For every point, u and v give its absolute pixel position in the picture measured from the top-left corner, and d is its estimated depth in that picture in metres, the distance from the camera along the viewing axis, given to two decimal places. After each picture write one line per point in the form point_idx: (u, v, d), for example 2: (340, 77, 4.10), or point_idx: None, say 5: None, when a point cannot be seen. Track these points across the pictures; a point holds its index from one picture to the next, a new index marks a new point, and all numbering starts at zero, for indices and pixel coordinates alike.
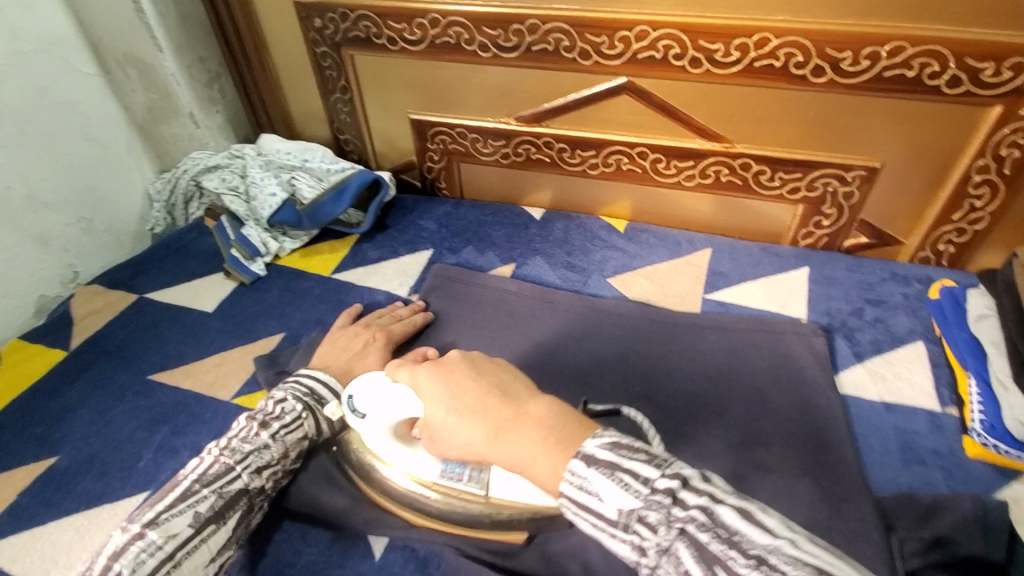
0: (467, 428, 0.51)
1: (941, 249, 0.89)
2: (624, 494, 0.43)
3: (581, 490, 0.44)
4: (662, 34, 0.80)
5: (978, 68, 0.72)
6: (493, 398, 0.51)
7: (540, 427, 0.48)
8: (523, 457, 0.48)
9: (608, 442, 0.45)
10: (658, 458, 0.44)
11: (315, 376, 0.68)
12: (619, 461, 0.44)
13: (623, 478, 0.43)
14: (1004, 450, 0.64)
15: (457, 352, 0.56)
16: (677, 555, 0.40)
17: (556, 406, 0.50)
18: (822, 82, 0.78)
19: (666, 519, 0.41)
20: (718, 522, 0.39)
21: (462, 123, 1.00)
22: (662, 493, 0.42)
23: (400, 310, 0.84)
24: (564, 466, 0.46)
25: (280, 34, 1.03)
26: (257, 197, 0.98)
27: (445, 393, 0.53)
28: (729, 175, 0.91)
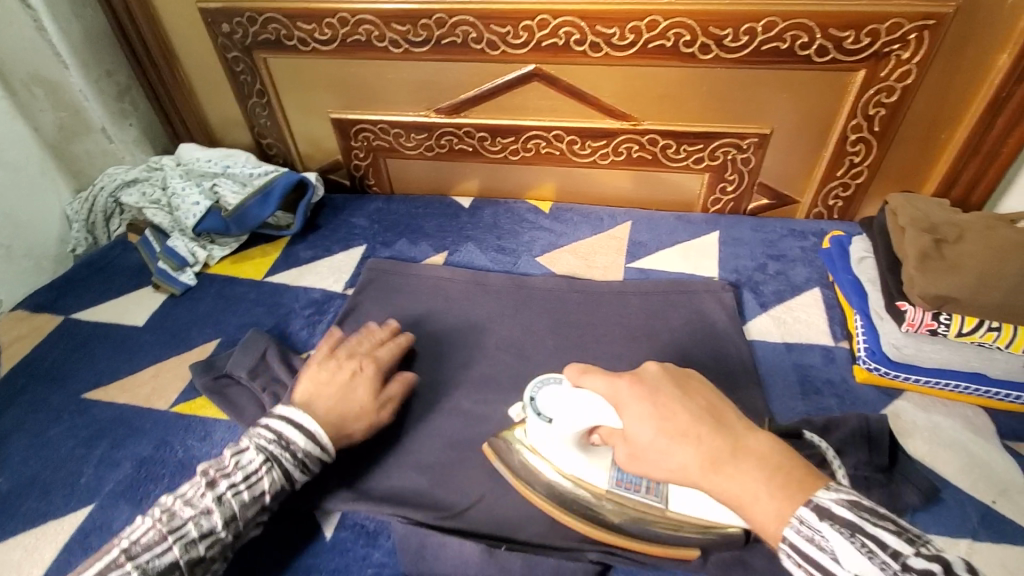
0: (684, 454, 0.48)
1: (831, 203, 0.98)
2: (867, 561, 0.41)
3: (808, 543, 0.42)
4: (562, 22, 0.84)
5: (840, 37, 0.80)
6: (706, 424, 0.49)
7: (768, 469, 0.46)
8: (744, 495, 0.46)
9: (849, 499, 0.43)
10: (908, 533, 0.41)
11: (286, 422, 0.63)
12: (860, 524, 0.42)
13: (866, 544, 0.41)
14: (884, 372, 0.73)
15: (653, 366, 0.54)
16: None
17: (776, 445, 0.48)
18: (709, 59, 0.85)
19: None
20: None
21: (384, 119, 1.02)
22: (916, 574, 0.39)
23: (378, 333, 0.77)
24: (794, 513, 0.44)
25: (189, 42, 1.02)
26: (180, 207, 0.97)
27: (652, 411, 0.50)
28: (639, 151, 0.97)
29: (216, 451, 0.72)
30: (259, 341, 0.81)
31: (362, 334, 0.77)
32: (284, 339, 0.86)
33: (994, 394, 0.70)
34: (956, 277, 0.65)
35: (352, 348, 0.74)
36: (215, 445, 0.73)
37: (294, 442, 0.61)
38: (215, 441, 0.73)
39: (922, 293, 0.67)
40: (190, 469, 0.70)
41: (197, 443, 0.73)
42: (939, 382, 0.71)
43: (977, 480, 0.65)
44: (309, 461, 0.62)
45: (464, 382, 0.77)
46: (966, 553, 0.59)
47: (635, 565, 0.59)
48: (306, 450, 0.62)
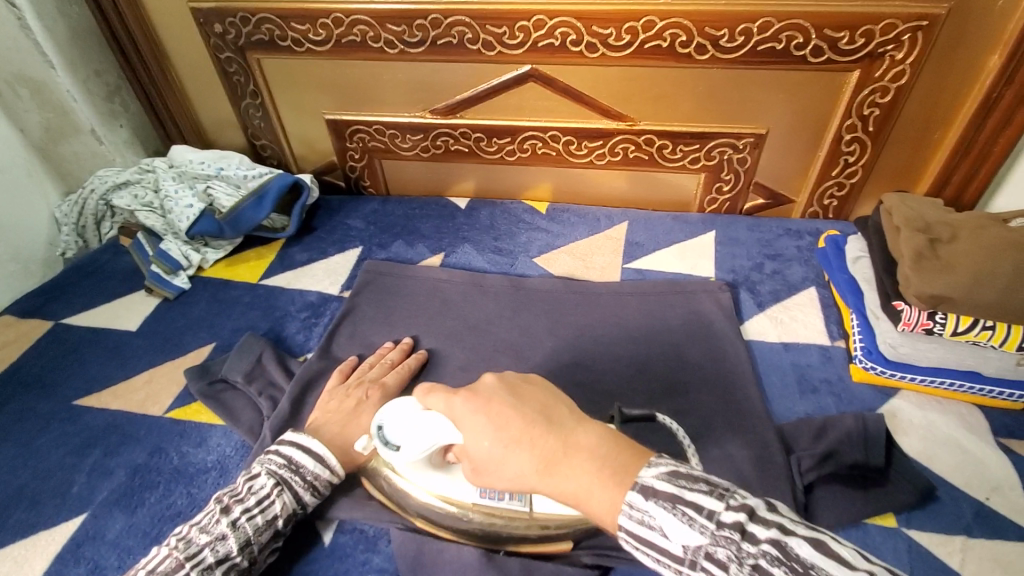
0: (520, 462, 0.46)
1: (826, 203, 0.98)
2: (691, 530, 0.41)
3: (645, 525, 0.42)
4: (559, 22, 0.84)
5: (835, 37, 0.80)
6: (537, 428, 0.47)
7: (596, 460, 0.45)
8: (582, 492, 0.45)
9: (664, 472, 0.44)
10: (720, 488, 0.42)
11: (295, 447, 0.62)
12: (680, 495, 0.42)
13: (686, 512, 0.41)
14: (880, 371, 0.73)
15: (490, 376, 0.52)
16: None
17: (604, 434, 0.47)
18: (705, 59, 0.85)
19: (735, 554, 0.38)
20: (794, 557, 0.37)
21: (379, 119, 1.01)
22: (729, 527, 0.40)
23: (391, 355, 0.77)
24: (624, 499, 0.43)
25: (181, 42, 1.00)
26: (174, 210, 0.96)
27: (488, 423, 0.48)
28: (636, 151, 0.97)
29: (212, 457, 0.71)
30: (256, 345, 0.81)
31: (377, 360, 0.77)
32: (280, 342, 0.85)
33: (989, 392, 0.71)
34: (951, 277, 0.66)
35: (364, 374, 0.74)
36: (211, 451, 0.72)
37: (305, 466, 0.61)
38: (211, 447, 0.72)
39: (917, 293, 0.67)
40: (186, 475, 0.70)
41: (193, 449, 0.72)
42: (935, 381, 0.72)
43: (970, 479, 0.66)
44: (320, 484, 0.61)
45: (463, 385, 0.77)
46: (960, 551, 0.60)
47: (632, 566, 0.59)
48: (316, 473, 0.61)
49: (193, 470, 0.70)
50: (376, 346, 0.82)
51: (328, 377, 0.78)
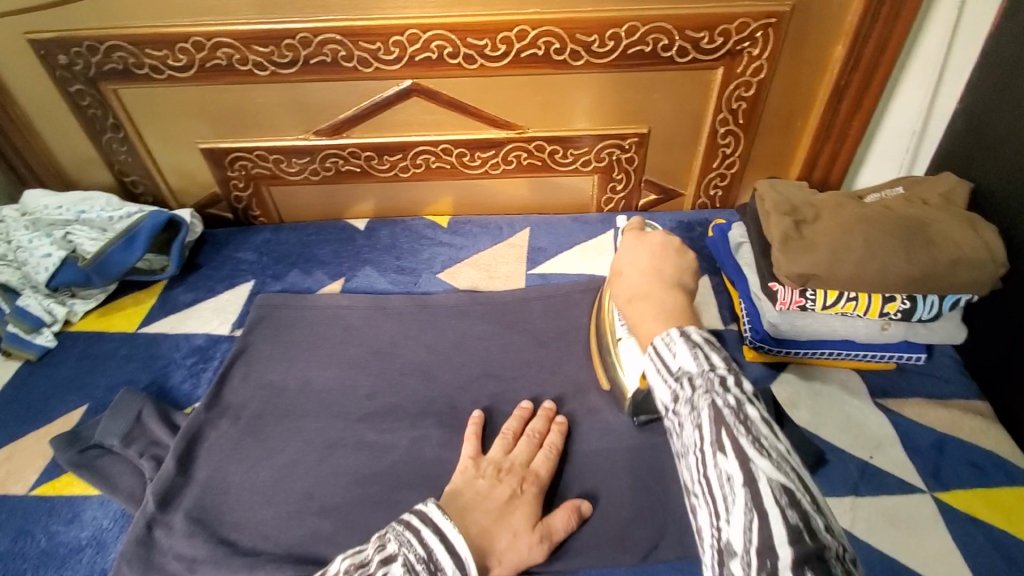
0: (627, 284, 0.59)
1: (712, 194, 1.04)
2: (692, 359, 0.45)
3: (662, 347, 0.48)
4: (432, 35, 0.83)
5: (697, 37, 0.84)
6: (650, 274, 0.58)
7: (663, 307, 0.53)
8: (640, 319, 0.54)
9: (705, 333, 0.47)
10: (731, 356, 0.45)
11: (439, 540, 0.52)
12: (702, 342, 0.46)
13: (698, 352, 0.46)
14: (769, 350, 0.77)
15: (663, 234, 0.63)
16: (698, 411, 0.43)
17: (683, 305, 0.54)
18: (580, 64, 0.87)
19: (707, 388, 0.43)
20: (745, 418, 0.41)
21: (260, 145, 0.96)
22: (718, 376, 0.43)
23: (535, 425, 0.69)
24: (663, 330, 0.51)
25: (25, 79, 0.91)
26: (28, 261, 0.87)
27: (632, 254, 0.62)
28: (529, 158, 0.98)
29: (87, 533, 0.64)
30: (134, 400, 0.74)
31: (519, 428, 0.69)
32: (164, 394, 0.79)
33: (862, 357, 0.77)
34: (813, 255, 0.71)
35: (510, 453, 0.65)
36: (86, 527, 0.65)
37: (443, 570, 0.50)
38: (85, 522, 0.65)
39: (787, 273, 0.71)
40: (56, 558, 0.62)
41: (64, 528, 0.65)
42: (817, 353, 0.77)
43: (854, 440, 0.70)
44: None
45: (369, 414, 0.73)
46: (850, 510, 0.64)
47: None
48: None
49: (65, 551, 0.63)
50: (272, 384, 0.77)
51: (218, 426, 0.72)
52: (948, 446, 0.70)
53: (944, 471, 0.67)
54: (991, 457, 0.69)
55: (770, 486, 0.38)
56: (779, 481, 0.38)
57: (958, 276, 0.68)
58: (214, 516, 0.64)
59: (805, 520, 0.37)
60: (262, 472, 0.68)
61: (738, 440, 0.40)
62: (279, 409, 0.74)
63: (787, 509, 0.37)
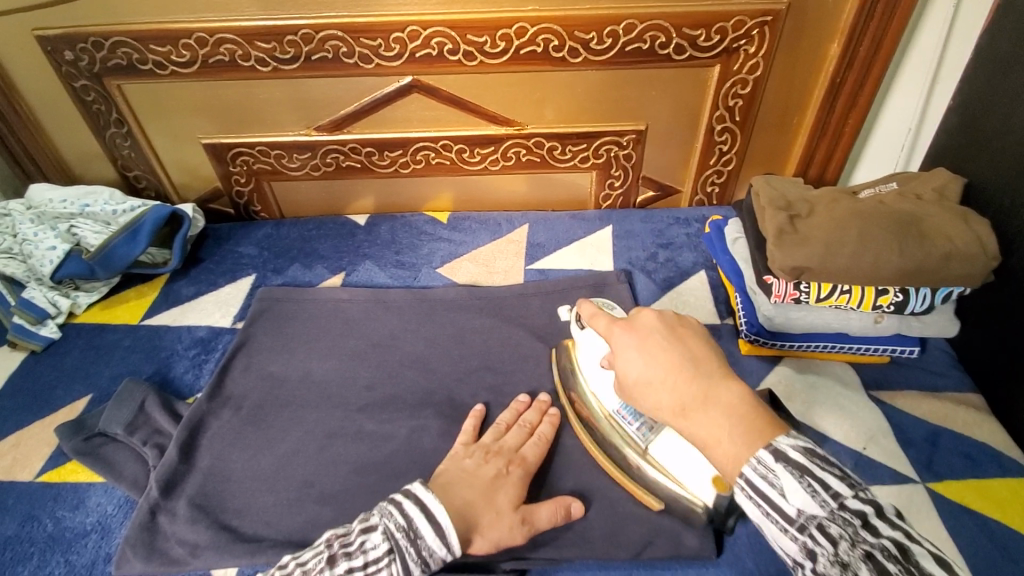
0: (658, 397, 0.50)
1: (709, 191, 1.05)
2: (813, 500, 0.42)
3: (764, 483, 0.44)
4: (432, 32, 0.85)
5: (694, 35, 0.85)
6: (686, 369, 0.50)
7: (737, 418, 0.47)
8: (719, 438, 0.47)
9: (803, 445, 0.45)
10: (850, 477, 0.43)
11: (420, 511, 0.54)
12: (810, 468, 0.43)
13: (812, 484, 0.43)
14: (763, 342, 0.78)
15: (652, 314, 0.55)
16: (854, 569, 0.39)
17: (747, 395, 0.49)
18: (578, 61, 0.88)
19: (849, 535, 0.41)
20: (908, 559, 0.39)
21: (262, 141, 0.97)
22: (853, 513, 0.41)
23: (529, 417, 0.69)
24: (754, 456, 0.45)
25: (29, 74, 0.92)
26: (34, 254, 0.88)
27: (640, 355, 0.52)
28: (528, 154, 0.99)
29: (92, 518, 0.65)
30: (138, 391, 0.75)
31: (513, 419, 0.69)
32: (167, 385, 0.79)
33: (856, 349, 0.78)
34: (808, 248, 0.71)
35: (501, 439, 0.66)
36: (91, 512, 0.66)
37: (423, 538, 0.53)
38: (90, 508, 0.66)
39: (782, 266, 0.72)
40: (62, 543, 0.63)
41: (69, 513, 0.66)
42: (810, 345, 0.78)
43: (849, 431, 0.71)
44: (433, 562, 0.53)
45: (369, 404, 0.74)
46: None
47: (547, 562, 0.60)
48: (433, 549, 0.53)
49: (71, 536, 0.64)
50: (274, 375, 0.78)
51: (220, 415, 0.73)
52: (941, 438, 0.71)
53: (936, 461, 0.69)
54: (983, 449, 0.69)
55: None
56: None
57: (950, 269, 0.69)
58: (218, 502, 0.65)
59: None
60: (264, 460, 0.69)
61: None
62: (280, 400, 0.75)
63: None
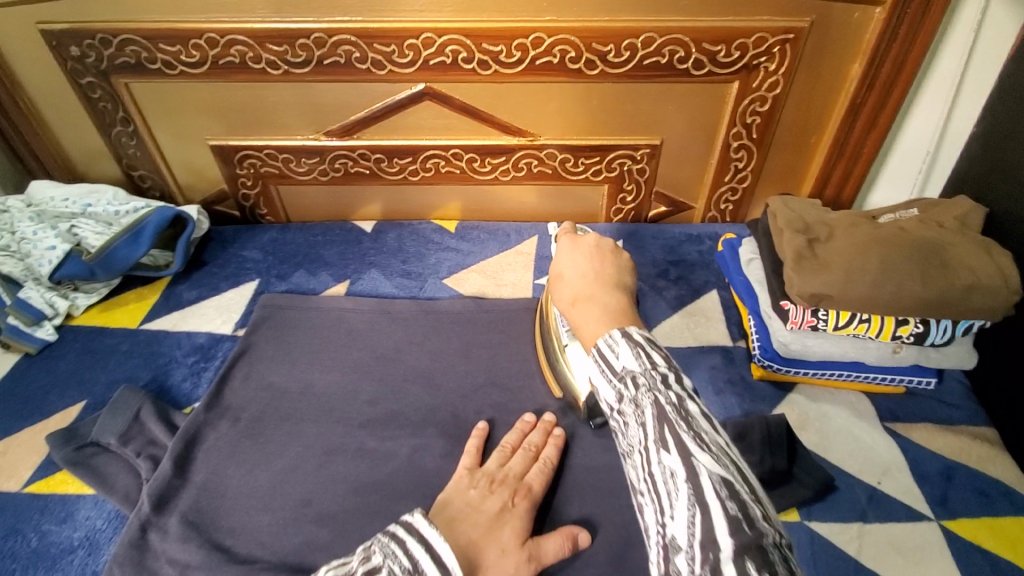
0: (567, 288, 0.57)
1: (723, 208, 1.03)
2: (634, 360, 0.44)
3: (606, 350, 0.46)
4: (448, 40, 0.83)
5: (714, 50, 0.84)
6: (590, 276, 0.57)
7: (606, 307, 0.52)
8: (583, 322, 0.52)
9: (645, 333, 0.46)
10: (672, 358, 0.44)
11: (425, 551, 0.49)
12: (644, 344, 0.45)
13: (639, 352, 0.44)
14: (777, 368, 0.76)
15: (594, 236, 0.63)
16: (643, 410, 0.41)
17: (627, 305, 0.53)
18: (595, 73, 0.86)
19: (649, 386, 0.42)
20: (687, 412, 0.40)
21: (270, 144, 0.95)
22: (659, 373, 0.43)
23: (533, 439, 0.67)
24: (605, 332, 0.48)
25: (34, 70, 0.90)
26: (32, 253, 0.86)
27: (569, 258, 0.60)
28: (540, 166, 0.98)
29: (80, 533, 0.63)
30: (133, 399, 0.73)
31: (518, 440, 0.67)
32: (164, 393, 0.78)
33: (872, 379, 0.75)
34: (827, 275, 0.70)
35: (505, 465, 0.63)
36: (79, 526, 0.64)
37: None
38: (78, 522, 0.64)
39: (799, 292, 0.71)
40: (47, 558, 0.61)
41: (56, 527, 0.64)
42: (825, 373, 0.76)
43: (863, 465, 0.69)
44: None
45: (370, 420, 0.72)
46: (857, 537, 0.63)
47: None
48: None
49: (57, 551, 0.62)
50: (273, 387, 0.76)
51: (217, 427, 0.71)
52: (958, 474, 0.69)
53: (952, 498, 0.66)
54: (1000, 487, 0.67)
55: (711, 480, 0.37)
56: (718, 473, 0.37)
57: (972, 301, 0.67)
58: (210, 520, 0.63)
59: (751, 513, 0.36)
60: (260, 476, 0.67)
61: (680, 436, 0.39)
62: (280, 412, 0.73)
63: (727, 498, 0.36)
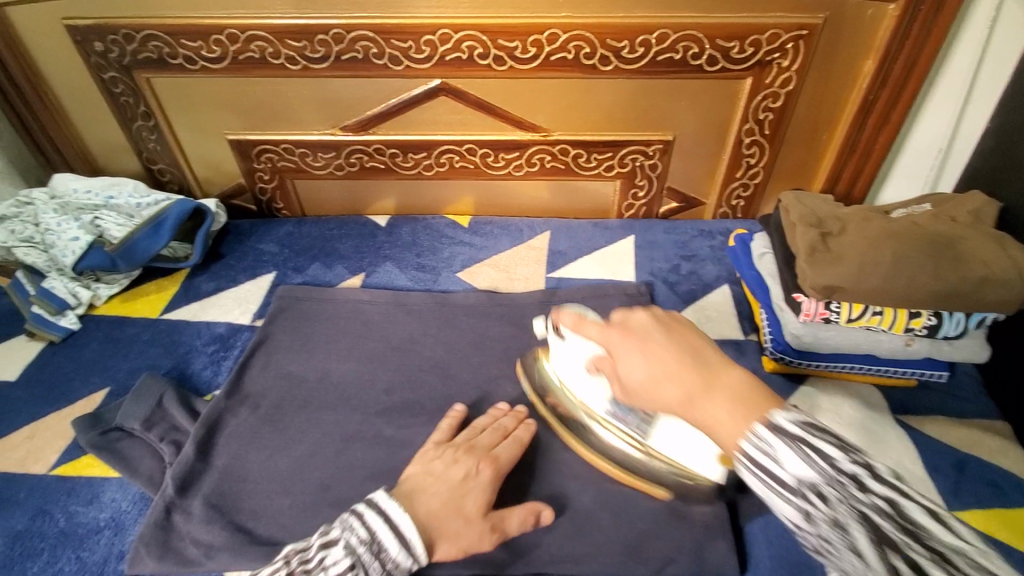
0: (670, 391, 0.49)
1: (734, 203, 1.03)
2: (808, 466, 0.40)
3: (762, 455, 0.43)
4: (463, 36, 0.84)
5: (727, 47, 0.84)
6: (685, 365, 0.49)
7: (735, 399, 0.46)
8: (721, 421, 0.46)
9: (799, 417, 0.42)
10: (848, 444, 0.41)
11: (383, 522, 0.54)
12: (806, 437, 0.41)
13: (808, 450, 0.41)
14: (789, 360, 0.76)
15: (641, 315, 0.55)
16: (848, 531, 0.37)
17: (750, 380, 0.47)
18: (609, 69, 0.87)
19: (844, 498, 0.38)
20: (905, 518, 0.37)
21: (287, 139, 0.97)
22: (847, 475, 0.39)
23: (506, 422, 0.67)
24: (749, 429, 0.44)
25: (58, 65, 0.92)
26: (56, 244, 0.88)
27: (641, 355, 0.52)
28: (552, 161, 0.99)
29: (106, 514, 0.65)
30: (156, 385, 0.75)
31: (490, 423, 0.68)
32: (184, 381, 0.79)
33: (883, 372, 0.76)
34: (840, 268, 0.70)
35: (474, 439, 0.65)
36: (105, 508, 0.65)
37: (386, 549, 0.53)
38: (104, 503, 0.66)
39: (813, 284, 0.71)
40: (74, 538, 0.63)
41: (83, 508, 0.65)
42: (837, 366, 0.76)
43: (874, 456, 0.70)
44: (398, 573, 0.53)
45: (387, 409, 0.74)
46: None
47: None
48: (398, 561, 0.53)
49: (84, 531, 0.63)
50: (292, 375, 0.78)
51: (238, 414, 0.73)
52: (970, 465, 0.69)
53: (963, 489, 0.67)
54: (1011, 479, 0.68)
55: None
56: None
57: (985, 295, 0.67)
58: (232, 502, 0.64)
59: None
60: (280, 461, 0.68)
61: (913, 557, 0.35)
62: (298, 400, 0.75)
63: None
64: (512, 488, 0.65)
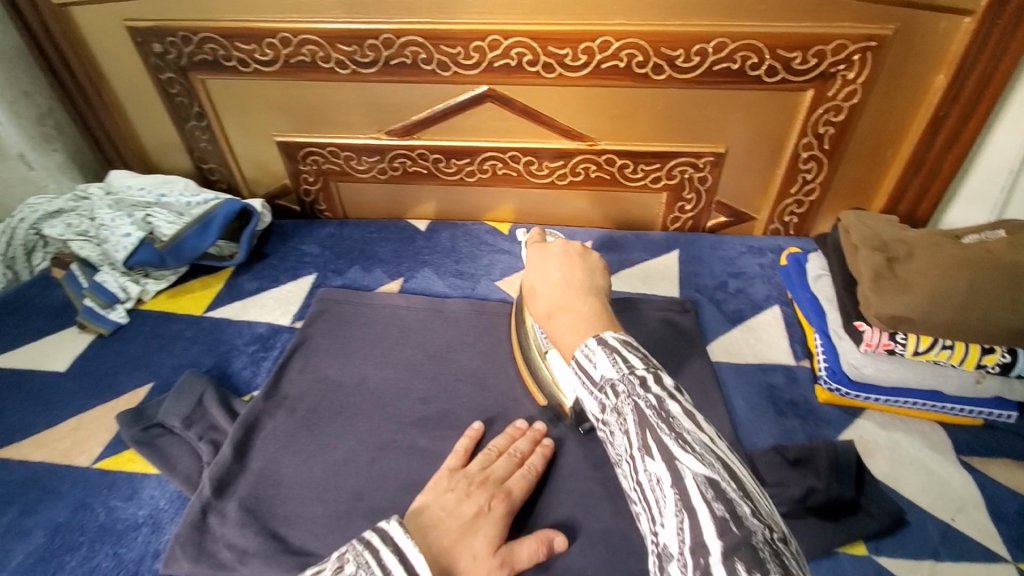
0: (544, 299, 0.58)
1: (787, 220, 0.99)
2: (613, 368, 0.46)
3: (584, 361, 0.48)
4: (513, 42, 0.83)
5: (789, 57, 0.80)
6: (566, 286, 0.58)
7: (579, 318, 0.53)
8: (562, 334, 0.54)
9: (621, 336, 0.49)
10: (650, 360, 0.46)
11: (396, 558, 0.48)
12: (619, 350, 0.47)
13: (616, 358, 0.46)
14: (845, 392, 0.72)
15: (569, 243, 0.66)
16: (624, 417, 0.43)
17: (602, 311, 0.55)
18: (662, 78, 0.84)
19: (630, 392, 0.44)
20: (667, 412, 0.42)
21: (333, 142, 0.97)
22: (637, 376, 0.44)
23: (518, 446, 0.66)
24: (583, 343, 0.50)
25: (118, 65, 0.95)
26: (109, 239, 0.90)
27: (546, 270, 0.62)
28: (597, 171, 0.96)
29: (144, 511, 0.66)
30: (199, 384, 0.76)
31: (505, 445, 0.66)
32: (225, 379, 0.80)
33: (949, 410, 0.71)
34: (908, 297, 0.66)
35: (487, 467, 0.62)
36: (144, 505, 0.66)
37: None
38: (143, 500, 0.67)
39: (878, 313, 0.67)
40: (113, 533, 0.64)
41: (123, 504, 0.66)
42: (899, 401, 0.72)
43: (938, 499, 0.65)
44: None
45: (422, 419, 0.73)
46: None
47: None
48: None
49: (123, 527, 0.64)
50: (329, 379, 0.78)
51: (275, 416, 0.73)
52: None
53: None
54: None
55: (696, 481, 0.38)
56: (701, 472, 0.38)
57: None
58: (266, 506, 0.64)
59: (740, 507, 0.37)
60: (315, 467, 0.68)
61: (663, 438, 0.40)
62: (335, 406, 0.74)
63: (712, 500, 0.37)
64: (544, 509, 0.63)
